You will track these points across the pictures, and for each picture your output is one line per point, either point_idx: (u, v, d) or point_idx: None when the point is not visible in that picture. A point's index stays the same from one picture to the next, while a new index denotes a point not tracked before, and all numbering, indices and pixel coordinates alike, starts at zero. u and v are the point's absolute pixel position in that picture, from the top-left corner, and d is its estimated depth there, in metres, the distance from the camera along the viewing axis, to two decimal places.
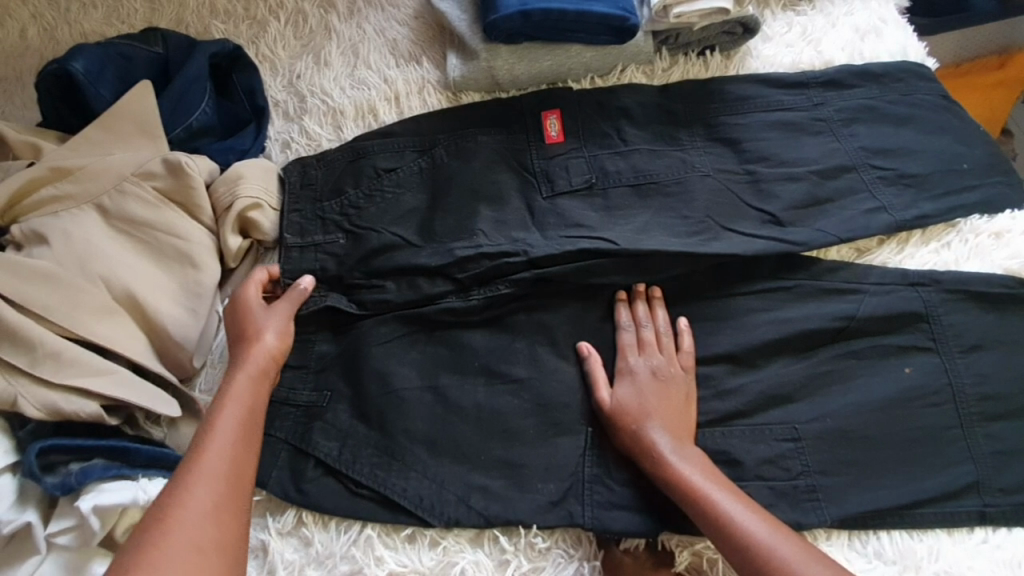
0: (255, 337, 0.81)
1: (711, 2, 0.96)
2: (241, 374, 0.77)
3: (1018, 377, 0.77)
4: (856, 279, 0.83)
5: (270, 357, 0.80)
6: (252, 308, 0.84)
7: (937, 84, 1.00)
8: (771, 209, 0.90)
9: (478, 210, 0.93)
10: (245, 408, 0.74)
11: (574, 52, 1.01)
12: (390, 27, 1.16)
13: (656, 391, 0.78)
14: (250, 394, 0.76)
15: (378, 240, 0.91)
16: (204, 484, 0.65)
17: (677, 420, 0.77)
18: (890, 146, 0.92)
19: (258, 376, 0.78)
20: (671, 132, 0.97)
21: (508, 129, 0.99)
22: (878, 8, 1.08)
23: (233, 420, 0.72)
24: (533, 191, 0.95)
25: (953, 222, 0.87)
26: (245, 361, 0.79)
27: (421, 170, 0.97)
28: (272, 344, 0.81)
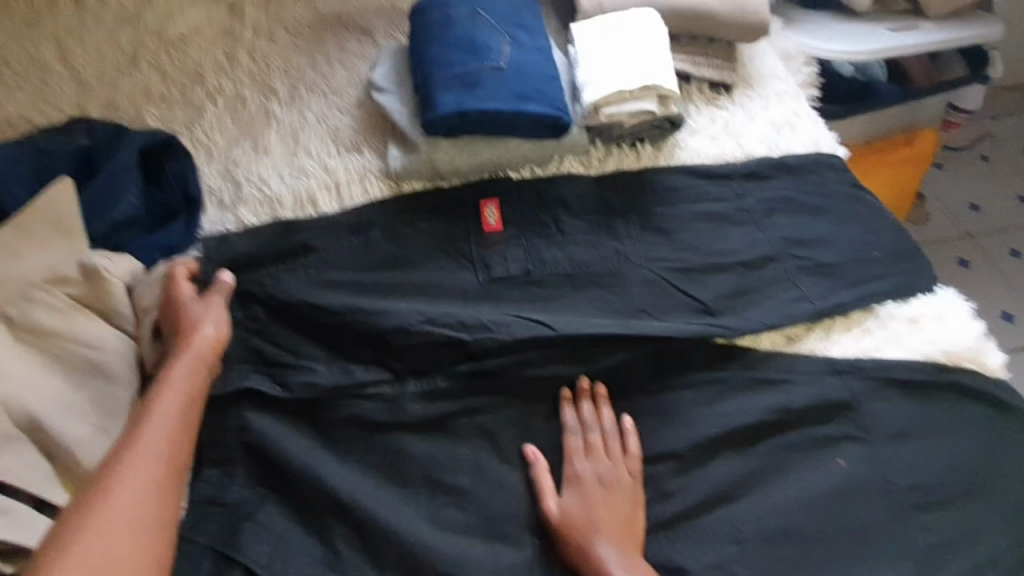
0: (191, 332, 0.82)
1: (640, 104, 1.00)
2: (179, 361, 0.80)
3: (942, 465, 0.81)
4: (786, 370, 0.86)
5: (209, 350, 0.83)
6: (189, 308, 0.84)
7: (845, 176, 1.10)
8: (703, 297, 0.93)
9: (412, 296, 0.92)
10: (181, 393, 0.78)
11: (513, 146, 1.03)
12: (332, 115, 1.16)
13: (603, 498, 0.77)
14: (188, 378, 0.80)
15: (302, 316, 0.87)
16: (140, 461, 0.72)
17: (626, 536, 0.75)
18: (807, 236, 0.99)
19: (200, 367, 0.81)
20: (606, 221, 1.01)
21: (447, 213, 1.00)
22: (790, 103, 1.18)
23: (170, 403, 0.77)
24: (473, 280, 0.95)
25: (870, 309, 0.92)
26: (182, 351, 0.81)
27: (354, 248, 0.95)
28: (212, 339, 0.83)
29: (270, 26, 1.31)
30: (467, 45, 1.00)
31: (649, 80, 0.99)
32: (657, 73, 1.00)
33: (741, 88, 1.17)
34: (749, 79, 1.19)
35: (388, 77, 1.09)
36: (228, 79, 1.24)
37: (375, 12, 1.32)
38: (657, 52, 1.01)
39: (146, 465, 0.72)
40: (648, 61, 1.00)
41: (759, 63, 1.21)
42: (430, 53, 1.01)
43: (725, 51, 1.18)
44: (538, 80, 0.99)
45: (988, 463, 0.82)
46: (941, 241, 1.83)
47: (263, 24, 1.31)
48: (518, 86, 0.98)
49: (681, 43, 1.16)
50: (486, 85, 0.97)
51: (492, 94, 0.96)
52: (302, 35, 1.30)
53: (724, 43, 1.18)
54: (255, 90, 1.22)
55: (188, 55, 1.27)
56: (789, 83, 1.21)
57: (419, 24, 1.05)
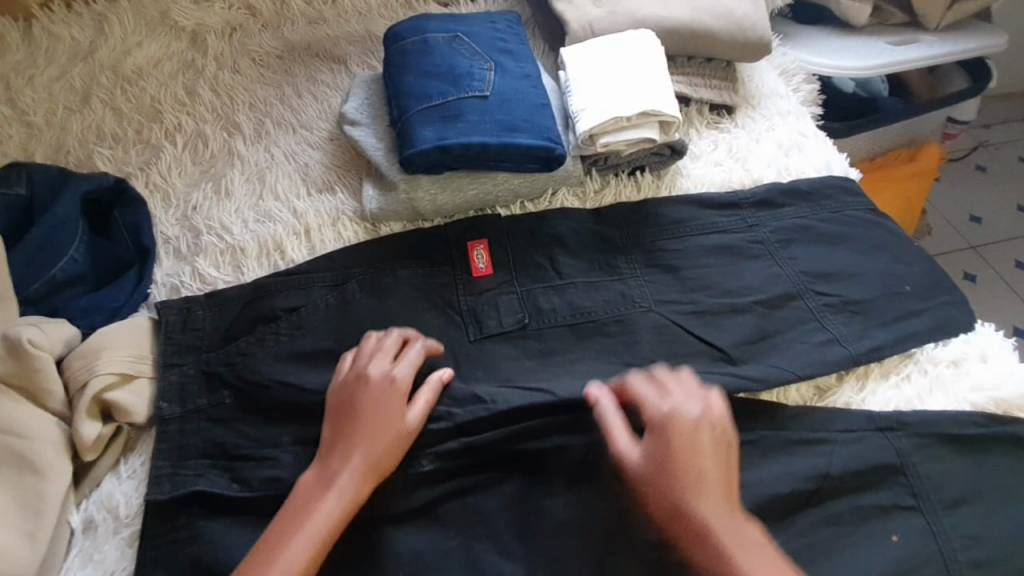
0: (365, 378, 0.75)
1: (640, 132, 0.91)
2: (365, 403, 0.73)
3: (1011, 536, 0.70)
4: (822, 428, 0.76)
5: (415, 403, 0.75)
6: (369, 351, 0.77)
7: (864, 198, 1.01)
8: (720, 343, 0.83)
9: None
10: (381, 437, 0.71)
11: (501, 180, 0.93)
12: (302, 151, 1.06)
13: (677, 411, 0.69)
14: (386, 421, 0.72)
15: (271, 396, 0.81)
16: (326, 499, 0.67)
17: (721, 483, 0.64)
18: (830, 270, 0.90)
19: (401, 414, 0.74)
20: (608, 260, 0.91)
21: (433, 260, 0.90)
22: (796, 123, 1.10)
23: (373, 445, 0.71)
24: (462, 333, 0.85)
25: (910, 354, 0.84)
26: (364, 393, 0.74)
27: (327, 309, 0.87)
28: (405, 383, 0.75)
29: (235, 58, 1.21)
30: (447, 73, 0.91)
31: (648, 105, 0.89)
32: (656, 96, 0.91)
33: (743, 109, 1.09)
34: (751, 99, 1.11)
35: (361, 109, 0.99)
36: (189, 116, 1.13)
37: (347, 38, 1.23)
38: (655, 74, 0.92)
39: (296, 551, 0.63)
40: (647, 83, 0.91)
41: (759, 82, 1.13)
42: (406, 83, 0.91)
43: (724, 70, 1.10)
44: (526, 109, 0.90)
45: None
46: (948, 254, 1.75)
47: (228, 55, 1.22)
48: (504, 117, 0.88)
49: (677, 62, 1.08)
50: (469, 116, 0.87)
51: (476, 126, 0.87)
52: (269, 67, 1.20)
53: (722, 62, 1.10)
54: (218, 127, 1.12)
55: (144, 91, 1.16)
56: (793, 101, 1.13)
57: (395, 51, 0.96)
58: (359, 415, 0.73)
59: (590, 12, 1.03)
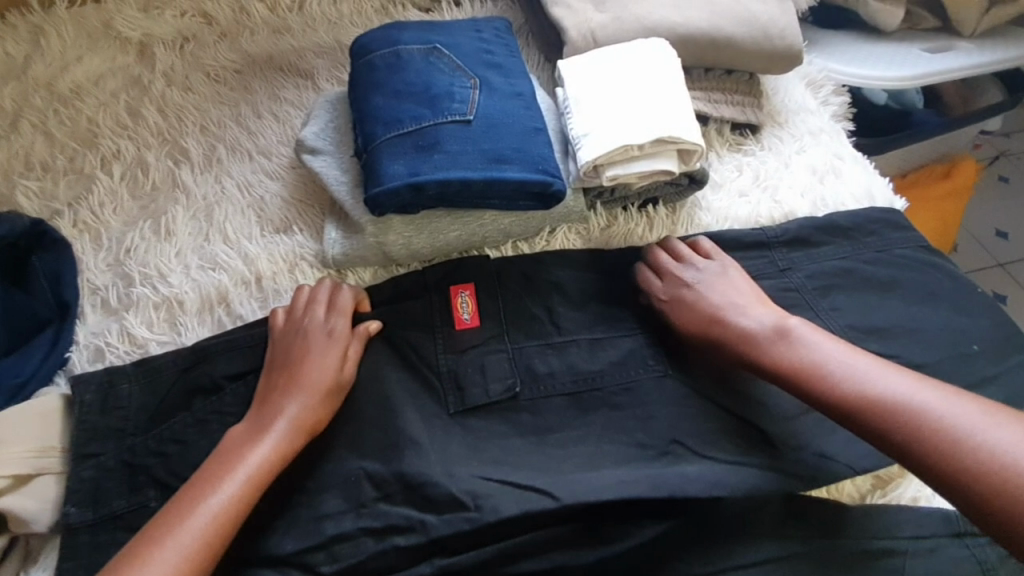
0: (297, 328, 0.71)
1: (655, 162, 0.76)
2: (295, 352, 0.70)
3: None
4: (888, 534, 0.61)
5: (344, 350, 0.71)
6: (306, 299, 0.73)
7: (914, 232, 0.86)
8: (751, 417, 0.69)
9: (359, 440, 0.68)
10: (309, 385, 0.67)
11: (488, 220, 0.77)
12: (257, 182, 0.91)
13: (733, 303, 0.72)
14: (317, 367, 0.69)
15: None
16: (253, 448, 0.64)
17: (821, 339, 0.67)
18: (879, 324, 0.76)
19: (331, 363, 0.69)
20: (612, 312, 0.76)
21: (405, 313, 0.75)
22: (832, 142, 0.94)
23: (301, 394, 0.67)
24: (444, 412, 0.70)
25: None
26: (295, 341, 0.70)
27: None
28: (341, 331, 0.71)
29: (187, 72, 1.04)
30: (423, 92, 0.75)
31: (665, 131, 0.74)
32: (675, 119, 0.75)
33: (768, 128, 0.94)
34: (777, 115, 0.96)
35: (322, 134, 0.83)
36: (129, 140, 0.97)
37: (316, 50, 1.08)
38: (672, 93, 0.77)
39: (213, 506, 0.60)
40: (663, 104, 0.76)
41: (785, 97, 0.98)
42: (373, 104, 0.76)
43: (748, 83, 0.95)
44: (518, 135, 0.75)
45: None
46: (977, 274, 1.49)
47: (179, 70, 1.04)
48: (491, 146, 0.73)
49: (693, 76, 0.92)
50: (448, 146, 0.72)
51: (457, 158, 0.71)
52: (226, 82, 1.04)
53: (745, 74, 0.95)
54: (162, 154, 0.96)
55: (81, 112, 0.99)
56: (825, 119, 0.98)
57: (361, 67, 0.80)
58: (287, 374, 0.69)
59: (593, 18, 0.88)
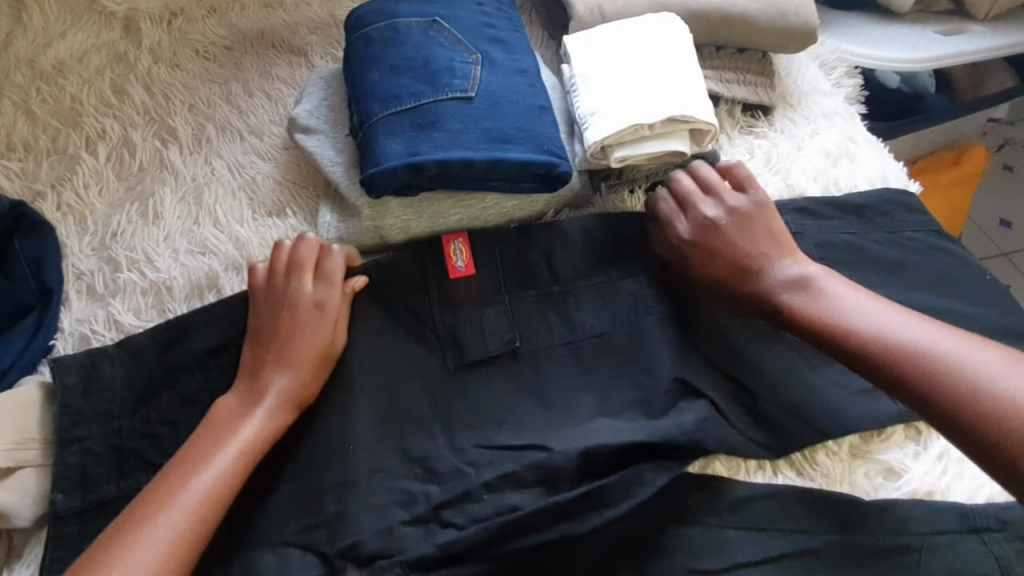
0: (282, 299, 0.66)
1: (665, 144, 0.72)
2: (282, 323, 0.65)
3: None
4: (907, 528, 0.59)
5: (334, 321, 0.66)
6: (290, 263, 0.68)
7: (928, 216, 0.83)
8: (749, 377, 0.67)
9: (354, 414, 0.64)
10: (299, 359, 0.64)
11: (490, 203, 0.74)
12: (249, 162, 0.87)
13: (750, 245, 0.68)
14: (305, 340, 0.65)
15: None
16: (242, 424, 0.61)
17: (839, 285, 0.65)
18: (887, 301, 0.74)
19: (320, 334, 0.65)
20: (613, 259, 0.73)
21: (395, 265, 0.71)
22: (845, 125, 0.91)
23: (291, 369, 0.64)
24: (443, 374, 0.67)
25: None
26: (282, 311, 0.66)
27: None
28: (331, 301, 0.67)
29: (174, 48, 0.99)
30: (421, 67, 0.72)
31: (677, 110, 0.70)
32: (688, 96, 0.71)
33: (780, 109, 0.91)
34: (788, 97, 0.92)
35: (315, 112, 0.79)
36: (114, 119, 0.92)
37: (309, 26, 1.03)
38: (685, 69, 0.73)
39: (207, 482, 0.57)
40: (674, 80, 0.72)
41: (797, 77, 0.95)
42: (369, 80, 0.72)
43: (760, 63, 0.91)
44: (521, 114, 0.71)
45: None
46: None
47: (166, 45, 0.99)
48: (494, 125, 0.69)
49: (705, 53, 0.89)
50: (449, 125, 0.68)
51: (458, 137, 0.67)
52: (216, 59, 1.00)
53: (757, 53, 0.91)
54: (149, 133, 0.92)
55: (65, 91, 0.93)
56: (839, 101, 0.94)
57: (356, 41, 0.76)
58: (275, 342, 0.65)
59: None
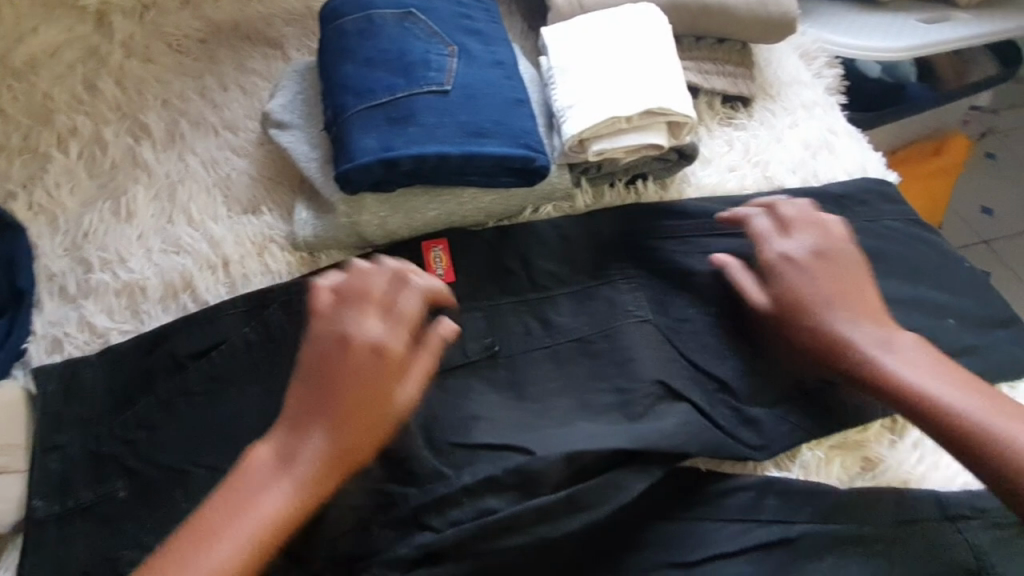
0: (344, 337, 0.56)
1: (644, 136, 0.71)
2: (335, 366, 0.55)
3: None
4: (882, 517, 0.59)
5: (403, 366, 0.56)
6: (355, 296, 0.58)
7: (906, 206, 0.83)
8: (722, 373, 0.68)
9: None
10: (347, 412, 0.54)
11: (468, 199, 0.73)
12: (224, 159, 0.85)
13: (819, 274, 0.65)
14: (363, 390, 0.54)
15: (188, 481, 0.64)
16: (274, 489, 0.51)
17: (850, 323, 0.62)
18: (866, 292, 0.73)
19: (399, 381, 0.56)
20: (590, 264, 0.74)
21: None
22: (825, 116, 0.91)
23: (351, 420, 0.54)
24: None
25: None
26: (339, 354, 0.55)
27: (249, 348, 0.69)
28: (392, 344, 0.57)
29: (148, 42, 0.97)
30: (396, 60, 0.70)
31: (653, 103, 0.70)
32: (665, 89, 0.71)
33: (760, 100, 0.90)
34: (769, 88, 0.92)
35: (289, 107, 0.78)
36: (86, 115, 0.90)
37: (286, 17, 1.00)
38: (663, 61, 0.73)
39: (235, 548, 0.48)
40: (652, 72, 0.72)
41: (778, 68, 0.94)
42: (343, 72, 0.70)
43: (740, 54, 0.91)
44: (497, 107, 0.70)
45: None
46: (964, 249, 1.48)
47: (139, 40, 0.97)
48: (469, 118, 0.68)
49: (684, 44, 0.89)
50: (424, 119, 0.67)
51: (433, 131, 0.66)
52: (190, 53, 0.97)
53: (738, 44, 0.91)
54: (122, 129, 0.90)
55: (35, 87, 0.91)
56: (818, 92, 0.94)
57: (330, 33, 0.75)
58: (332, 386, 0.54)
59: None
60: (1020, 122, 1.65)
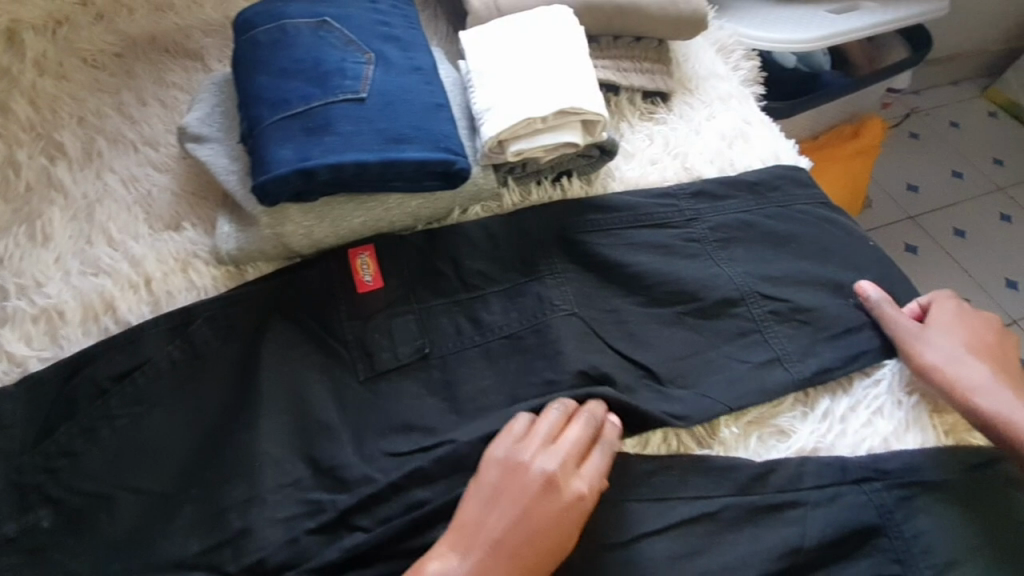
0: (516, 465, 0.61)
1: (558, 135, 0.74)
2: (503, 485, 0.60)
3: None
4: (792, 484, 0.64)
5: (574, 452, 0.62)
6: (517, 439, 0.63)
7: (815, 189, 0.88)
8: (646, 360, 0.71)
9: (263, 422, 0.65)
10: (530, 524, 0.58)
11: (393, 204, 0.74)
12: (145, 175, 0.83)
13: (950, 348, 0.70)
14: (551, 518, 0.59)
15: (115, 504, 0.62)
16: None
17: (959, 362, 0.69)
18: (777, 274, 0.77)
19: (569, 480, 0.61)
20: (518, 261, 0.76)
21: (303, 283, 0.73)
22: (739, 108, 0.95)
23: (526, 539, 0.57)
24: (355, 384, 0.69)
25: (857, 373, 0.72)
26: (514, 479, 0.60)
27: (174, 368, 0.69)
28: (567, 469, 0.61)
29: (60, 58, 0.93)
30: (312, 69, 0.70)
31: (566, 103, 0.72)
32: (578, 90, 0.73)
33: (679, 95, 0.94)
34: (687, 83, 0.96)
35: (207, 120, 0.77)
36: None
37: (205, 28, 0.99)
38: (577, 63, 0.75)
39: None
40: (566, 73, 0.74)
41: (696, 63, 0.98)
42: (257, 84, 0.70)
43: (656, 50, 0.94)
44: (416, 112, 0.71)
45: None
46: (882, 231, 1.51)
47: (51, 56, 0.93)
48: (388, 125, 0.69)
49: (601, 44, 0.92)
50: (341, 127, 0.67)
51: (351, 139, 0.67)
52: (106, 68, 0.94)
53: (654, 41, 0.95)
54: (36, 151, 0.85)
55: None
56: (734, 84, 0.98)
57: (243, 44, 0.74)
58: (527, 484, 0.60)
59: None
60: (936, 103, 1.74)
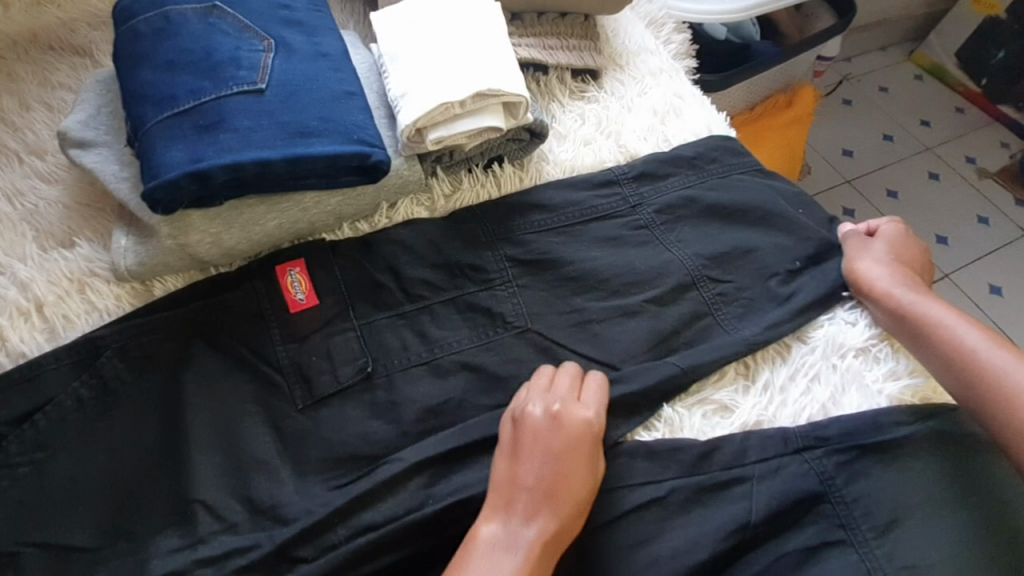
0: (523, 416, 0.61)
1: (478, 120, 0.71)
2: (521, 439, 0.60)
3: (956, 554, 0.58)
4: (737, 460, 0.63)
5: (568, 385, 0.64)
6: (518, 396, 0.63)
7: (750, 157, 0.87)
8: (591, 350, 0.69)
9: (190, 462, 0.60)
10: (559, 460, 0.58)
11: (311, 202, 0.69)
12: (28, 187, 0.73)
13: (900, 273, 0.73)
14: (570, 450, 0.59)
15: (19, 565, 0.56)
16: (506, 560, 0.53)
17: (901, 285, 0.72)
18: (721, 249, 0.76)
19: (574, 412, 0.61)
20: (459, 261, 0.72)
21: (228, 305, 0.67)
22: (671, 82, 0.93)
23: (562, 476, 0.58)
24: (293, 412, 0.64)
25: (796, 341, 0.72)
26: (528, 430, 0.60)
27: (79, 407, 0.61)
28: (567, 402, 0.62)
29: None
30: (201, 61, 0.64)
31: (483, 85, 0.69)
32: (497, 72, 0.71)
33: (609, 72, 0.91)
34: (617, 58, 0.93)
35: (91, 123, 0.69)
36: None
37: (93, 22, 0.89)
38: (494, 44, 0.73)
39: None
40: (483, 56, 0.72)
41: (626, 38, 0.96)
42: (141, 80, 0.64)
43: (583, 26, 0.91)
44: (322, 103, 0.66)
45: (1001, 505, 0.61)
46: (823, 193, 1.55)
47: None
48: (292, 118, 0.64)
49: (526, 21, 0.88)
50: (237, 123, 0.62)
51: (249, 136, 0.62)
52: None
53: (580, 16, 0.91)
54: None
55: None
56: (664, 58, 0.96)
57: (124, 35, 0.67)
58: (538, 432, 0.60)
59: None
60: (866, 69, 1.78)
